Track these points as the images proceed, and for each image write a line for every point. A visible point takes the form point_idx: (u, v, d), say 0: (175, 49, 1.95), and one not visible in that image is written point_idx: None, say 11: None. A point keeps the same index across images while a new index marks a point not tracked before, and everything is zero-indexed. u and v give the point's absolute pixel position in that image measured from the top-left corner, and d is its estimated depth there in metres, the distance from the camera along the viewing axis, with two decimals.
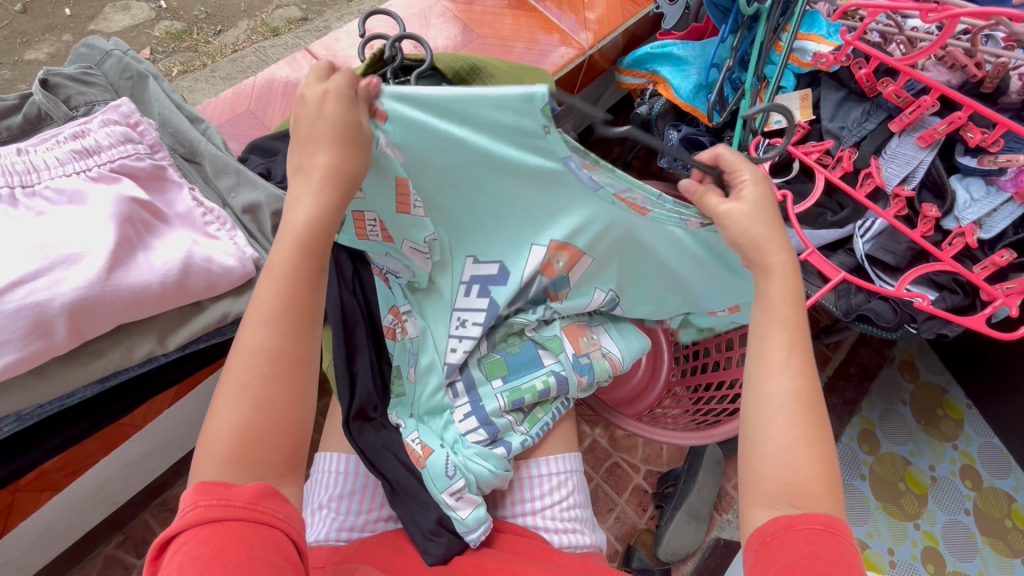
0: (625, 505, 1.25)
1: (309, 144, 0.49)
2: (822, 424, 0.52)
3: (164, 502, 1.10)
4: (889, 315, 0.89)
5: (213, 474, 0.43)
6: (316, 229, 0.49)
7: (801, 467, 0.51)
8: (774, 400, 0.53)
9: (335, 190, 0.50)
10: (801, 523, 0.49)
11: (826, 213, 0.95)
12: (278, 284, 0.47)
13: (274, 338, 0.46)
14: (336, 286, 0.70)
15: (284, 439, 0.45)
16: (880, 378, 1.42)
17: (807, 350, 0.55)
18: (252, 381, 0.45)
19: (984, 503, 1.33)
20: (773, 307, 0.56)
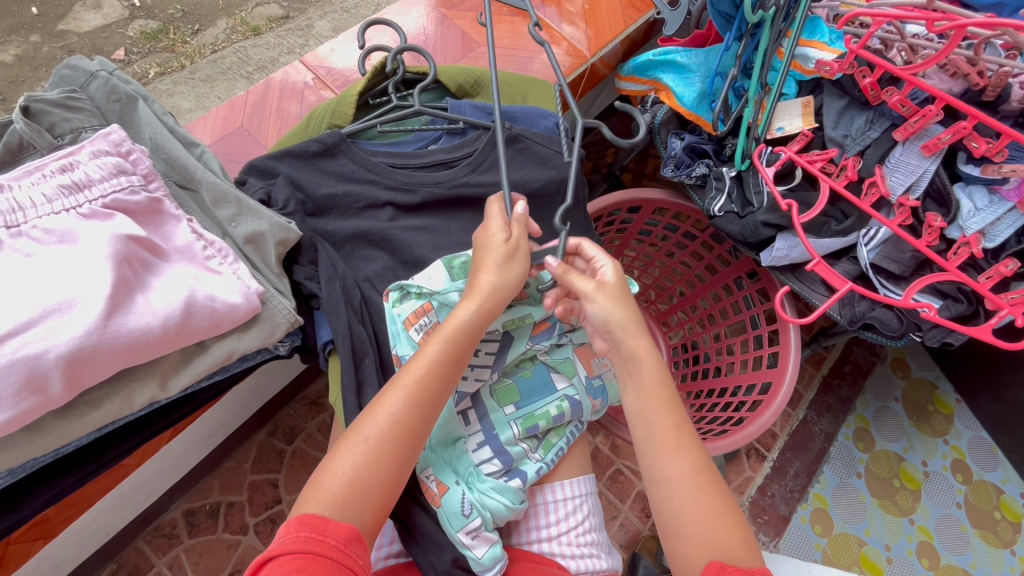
0: (628, 511, 1.25)
1: (480, 263, 0.59)
2: (721, 486, 0.58)
3: (158, 528, 1.09)
4: (894, 325, 0.89)
5: (316, 509, 0.49)
6: (467, 328, 0.58)
7: (716, 531, 0.56)
8: (675, 483, 0.58)
9: (494, 301, 0.59)
10: (731, 569, 0.52)
11: (831, 221, 0.94)
12: (424, 372, 0.56)
13: (404, 411, 0.54)
14: (345, 314, 0.62)
15: (378, 493, 0.52)
16: (873, 376, 1.45)
17: (688, 427, 0.61)
18: (374, 440, 0.52)
19: (974, 497, 1.35)
20: (649, 393, 0.62)
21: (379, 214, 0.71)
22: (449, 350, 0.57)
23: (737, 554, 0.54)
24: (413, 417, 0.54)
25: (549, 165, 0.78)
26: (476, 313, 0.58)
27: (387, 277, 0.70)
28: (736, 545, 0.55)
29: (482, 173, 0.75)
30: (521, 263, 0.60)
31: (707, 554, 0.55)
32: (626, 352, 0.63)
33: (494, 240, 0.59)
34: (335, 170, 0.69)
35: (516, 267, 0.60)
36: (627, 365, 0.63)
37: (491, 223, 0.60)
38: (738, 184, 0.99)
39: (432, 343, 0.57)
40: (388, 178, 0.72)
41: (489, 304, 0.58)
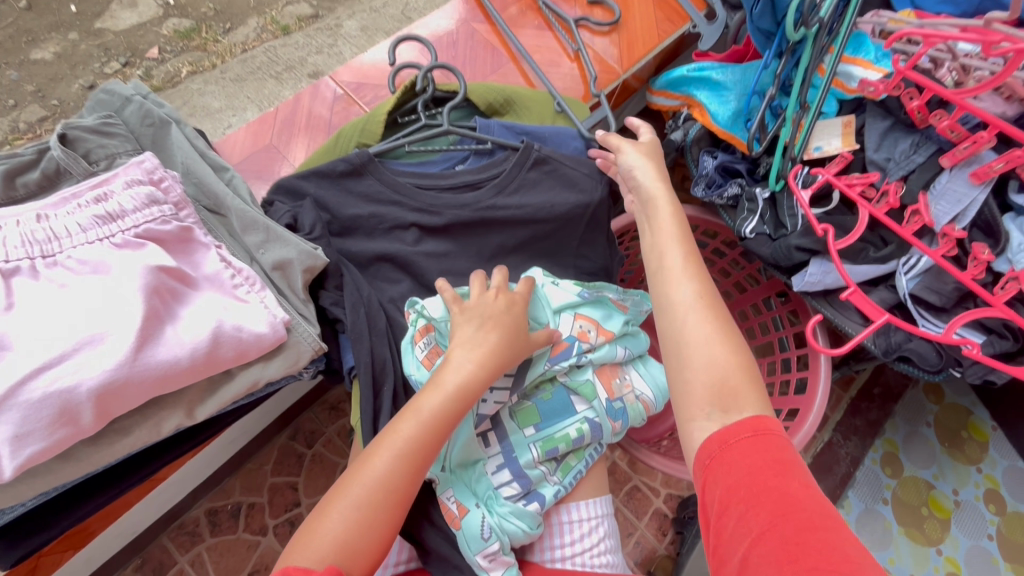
0: (645, 529, 1.25)
1: (489, 320, 0.64)
2: (728, 320, 0.58)
3: (181, 526, 1.13)
4: (932, 358, 0.86)
5: (301, 562, 0.48)
6: (462, 388, 0.58)
7: (717, 365, 0.55)
8: (679, 307, 0.59)
9: (491, 362, 0.61)
10: (733, 436, 0.50)
11: (869, 247, 0.90)
12: (417, 426, 0.56)
13: (394, 473, 0.53)
14: (366, 338, 0.61)
15: (367, 555, 0.50)
16: (904, 400, 1.41)
17: (700, 263, 0.63)
18: (365, 503, 0.51)
19: (1008, 529, 1.29)
20: (664, 232, 0.65)
21: (404, 236, 0.71)
22: (446, 407, 0.57)
23: (737, 384, 0.53)
24: (403, 479, 0.53)
25: (576, 188, 0.79)
26: (477, 369, 0.60)
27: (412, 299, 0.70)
28: (737, 381, 0.53)
29: (508, 196, 0.76)
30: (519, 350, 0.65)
31: (708, 388, 0.54)
32: (644, 194, 0.69)
33: (499, 309, 0.65)
34: (362, 191, 0.69)
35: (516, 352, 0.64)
36: (651, 208, 0.68)
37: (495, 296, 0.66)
38: (771, 205, 0.97)
39: (426, 396, 0.57)
40: (414, 199, 0.71)
41: (492, 362, 0.61)
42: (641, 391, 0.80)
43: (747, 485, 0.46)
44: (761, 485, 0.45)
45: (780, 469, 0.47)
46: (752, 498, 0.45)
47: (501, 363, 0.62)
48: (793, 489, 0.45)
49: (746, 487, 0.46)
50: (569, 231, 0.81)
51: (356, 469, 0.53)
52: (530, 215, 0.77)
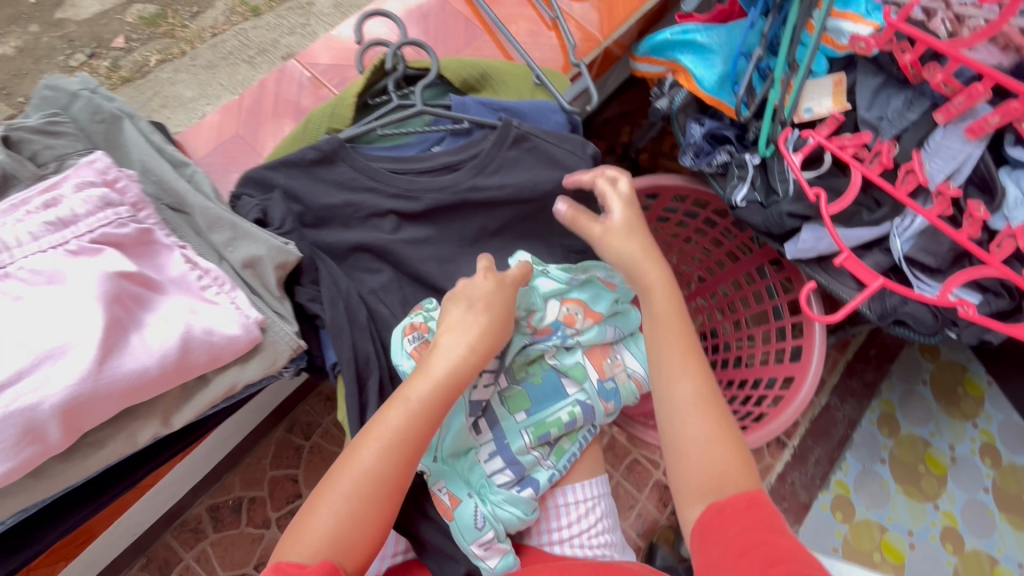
0: (646, 500, 1.27)
1: (476, 304, 0.61)
2: (727, 418, 0.59)
3: (184, 523, 1.13)
4: (927, 321, 0.85)
5: (295, 559, 0.48)
6: (450, 373, 0.57)
7: (715, 461, 0.56)
8: (680, 405, 0.59)
9: (481, 344, 0.59)
10: (728, 505, 0.52)
11: (863, 211, 0.88)
12: (405, 416, 0.54)
13: (383, 465, 0.52)
14: (348, 333, 0.59)
15: (361, 544, 0.51)
16: (900, 360, 1.41)
17: (699, 356, 0.63)
18: (355, 497, 0.51)
19: (1003, 481, 1.30)
20: (663, 323, 0.64)
21: (382, 223, 0.68)
22: (434, 396, 0.55)
23: (731, 481, 0.54)
24: (393, 469, 0.52)
25: (559, 165, 0.76)
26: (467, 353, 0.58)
27: (394, 289, 0.68)
28: (734, 478, 0.55)
29: (488, 176, 0.73)
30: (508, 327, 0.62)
31: (706, 485, 0.55)
32: (639, 281, 0.67)
33: (486, 289, 0.62)
34: (334, 178, 0.66)
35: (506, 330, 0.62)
36: (645, 293, 0.67)
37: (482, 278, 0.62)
38: (763, 171, 0.94)
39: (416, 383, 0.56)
40: (390, 185, 0.69)
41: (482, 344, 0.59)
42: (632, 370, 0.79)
43: (743, 545, 0.48)
44: (755, 544, 0.48)
45: (773, 531, 0.49)
46: (748, 554, 0.47)
47: (491, 341, 0.60)
48: (784, 543, 0.48)
49: (741, 545, 0.48)
50: (554, 209, 0.78)
51: (345, 462, 0.53)
52: (512, 195, 0.74)
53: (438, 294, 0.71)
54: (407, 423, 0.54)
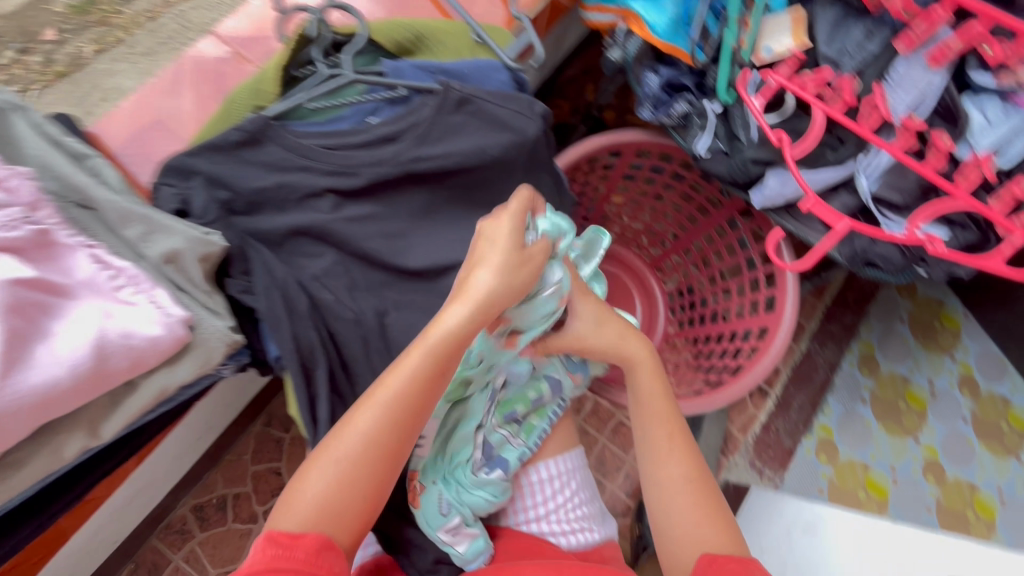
0: (633, 461, 1.28)
1: (480, 260, 0.60)
2: (714, 496, 0.65)
3: (169, 526, 1.12)
4: (896, 259, 0.84)
5: (286, 527, 0.49)
6: (448, 335, 0.56)
7: (702, 529, 0.62)
8: (668, 487, 0.66)
9: (485, 302, 0.58)
10: (721, 557, 0.58)
11: (827, 150, 0.85)
12: (402, 382, 0.55)
13: (378, 430, 0.53)
14: (287, 325, 0.57)
15: (352, 511, 0.51)
16: (877, 301, 1.42)
17: (684, 435, 0.69)
18: (347, 462, 0.52)
19: (980, 410, 1.30)
20: (649, 409, 0.71)
21: (319, 204, 0.64)
22: (429, 360, 0.55)
23: (717, 542, 0.61)
24: (388, 434, 0.53)
25: (507, 127, 0.72)
26: (467, 316, 0.58)
27: (338, 272, 0.64)
28: (720, 538, 0.61)
29: (431, 145, 0.68)
30: (519, 275, 0.60)
31: (695, 546, 0.62)
32: (623, 359, 0.73)
33: (496, 244, 0.60)
34: (262, 159, 0.62)
35: (519, 277, 0.60)
36: (630, 373, 0.73)
37: (495, 225, 0.62)
38: (724, 119, 0.91)
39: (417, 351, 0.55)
40: (325, 161, 0.64)
41: (483, 304, 0.58)
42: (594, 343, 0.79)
43: None
44: None
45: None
46: None
47: (500, 297, 0.59)
48: None
49: None
50: (506, 175, 0.74)
51: (339, 428, 0.53)
52: (459, 163, 0.69)
53: (388, 273, 0.68)
54: (404, 389, 0.55)
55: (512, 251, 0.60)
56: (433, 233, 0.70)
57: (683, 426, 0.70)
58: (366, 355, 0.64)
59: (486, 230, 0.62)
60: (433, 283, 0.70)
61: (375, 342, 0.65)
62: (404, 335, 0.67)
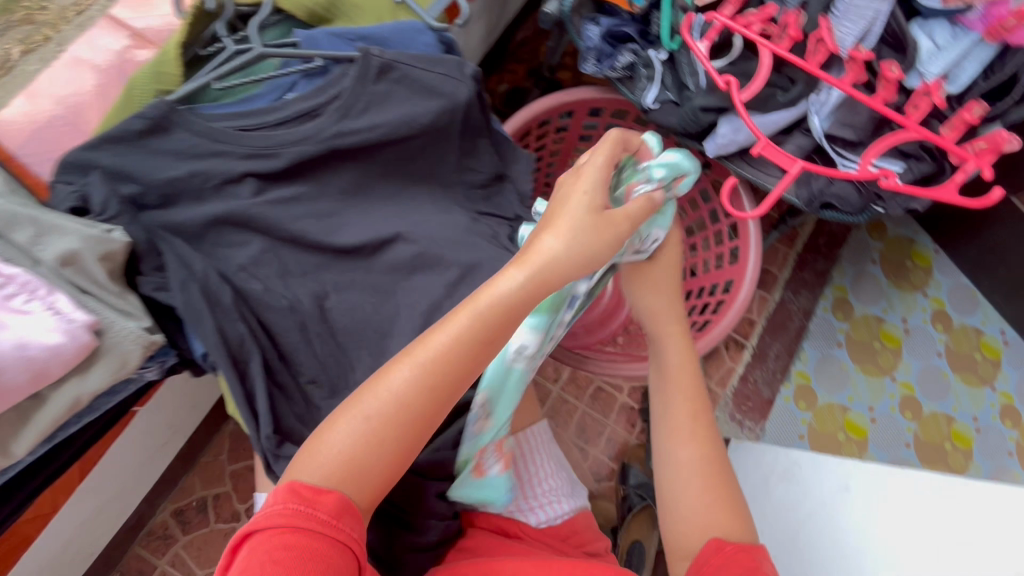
0: (614, 425, 1.28)
1: (547, 222, 0.52)
2: (728, 485, 0.65)
3: (151, 532, 1.11)
4: (854, 199, 0.82)
5: (307, 479, 0.44)
6: (498, 305, 0.50)
7: (709, 511, 0.62)
8: (684, 465, 0.65)
9: (548, 270, 0.51)
10: (728, 544, 0.58)
11: (777, 92, 0.82)
12: (453, 345, 0.49)
13: (412, 394, 0.47)
14: (210, 318, 0.54)
15: (376, 474, 0.46)
16: (848, 244, 1.40)
17: (708, 422, 0.69)
18: (376, 419, 0.47)
19: (955, 343, 1.33)
20: (675, 387, 0.71)
21: (239, 190, 0.60)
22: (480, 325, 0.49)
23: (725, 529, 0.61)
24: (424, 402, 0.47)
25: (435, 92, 0.68)
26: (523, 285, 0.51)
27: (266, 260, 0.61)
28: (731, 525, 0.61)
29: (355, 118, 0.64)
30: (585, 236, 0.52)
31: (701, 530, 0.61)
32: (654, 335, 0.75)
33: (577, 198, 0.53)
34: (171, 148, 0.58)
35: (591, 239, 0.52)
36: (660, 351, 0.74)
37: (585, 168, 0.55)
38: (671, 67, 0.88)
39: (468, 312, 0.49)
40: (240, 144, 0.60)
41: (543, 275, 0.51)
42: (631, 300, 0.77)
43: None
44: None
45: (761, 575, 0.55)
46: None
47: (564, 270, 0.51)
48: None
49: None
50: (442, 144, 0.70)
51: (372, 379, 0.49)
52: (387, 135, 0.65)
53: (324, 253, 0.64)
54: (451, 359, 0.48)
55: (589, 205, 0.53)
56: (368, 211, 0.67)
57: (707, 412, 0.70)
58: (306, 343, 0.62)
59: (563, 181, 0.55)
60: (371, 260, 0.66)
61: (315, 327, 0.62)
62: (345, 322, 0.64)
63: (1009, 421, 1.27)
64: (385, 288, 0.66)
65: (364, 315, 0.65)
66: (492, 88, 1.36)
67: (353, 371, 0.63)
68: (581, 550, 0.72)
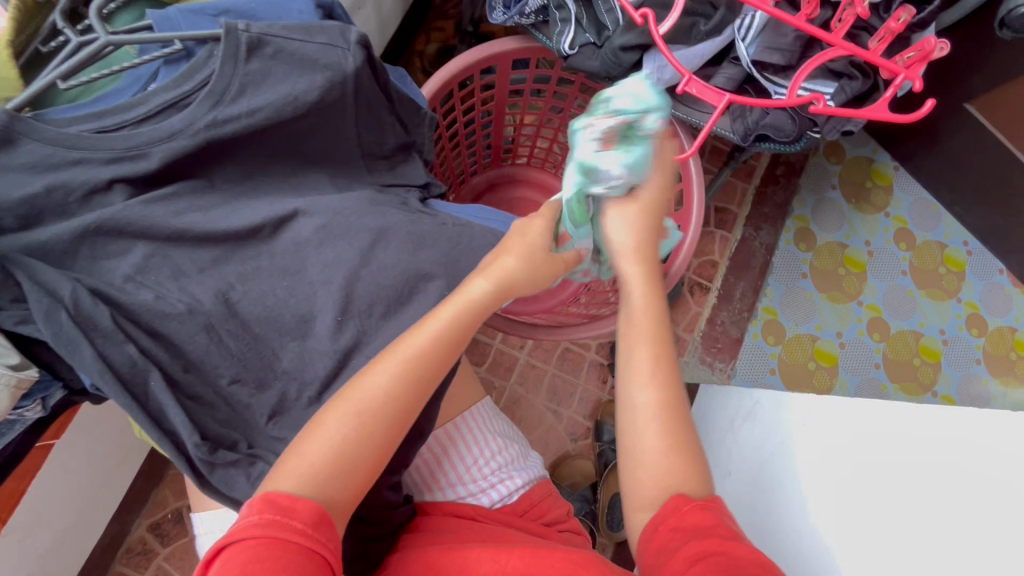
0: (585, 383, 1.27)
1: (504, 250, 0.63)
2: (691, 434, 0.55)
3: (129, 550, 1.09)
4: (787, 127, 0.79)
5: (285, 489, 0.44)
6: (472, 306, 0.57)
7: (667, 461, 0.53)
8: (642, 410, 0.56)
9: (504, 286, 0.60)
10: (686, 504, 0.50)
11: (699, 22, 0.78)
12: (429, 339, 0.54)
13: (396, 386, 0.51)
14: (87, 344, 0.51)
15: (364, 467, 0.48)
16: (806, 170, 1.36)
17: (670, 362, 0.58)
18: (365, 414, 0.49)
19: (919, 260, 1.31)
20: (638, 325, 0.61)
21: (110, 198, 0.55)
22: (457, 322, 0.56)
23: (691, 483, 0.52)
24: (407, 391, 0.51)
25: (319, 65, 0.62)
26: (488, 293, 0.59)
27: (155, 265, 0.56)
28: (695, 473, 0.53)
29: (231, 104, 0.58)
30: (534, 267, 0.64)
31: (661, 479, 0.53)
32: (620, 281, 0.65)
33: (530, 235, 0.65)
34: (22, 162, 0.52)
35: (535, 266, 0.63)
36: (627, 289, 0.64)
37: (533, 223, 0.67)
38: (587, 6, 0.82)
39: (445, 310, 0.56)
40: (100, 149, 0.54)
41: (501, 286, 0.60)
42: (604, 231, 0.67)
43: (692, 553, 0.46)
44: (705, 559, 0.45)
45: (726, 540, 0.46)
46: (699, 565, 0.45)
47: (516, 286, 0.62)
48: (744, 553, 0.45)
49: (695, 557, 0.46)
50: (336, 120, 0.65)
51: (357, 377, 0.51)
52: (271, 119, 0.59)
53: (218, 249, 0.59)
54: (424, 355, 0.53)
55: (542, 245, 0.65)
56: (266, 203, 0.62)
57: (672, 355, 0.59)
58: (217, 343, 0.57)
59: (522, 228, 0.66)
60: (272, 244, 0.61)
61: (223, 324, 0.57)
62: (256, 310, 0.59)
63: (975, 330, 1.28)
64: (294, 267, 0.61)
65: (277, 300, 0.60)
66: (420, 49, 1.27)
67: (277, 360, 0.60)
68: (540, 521, 0.71)
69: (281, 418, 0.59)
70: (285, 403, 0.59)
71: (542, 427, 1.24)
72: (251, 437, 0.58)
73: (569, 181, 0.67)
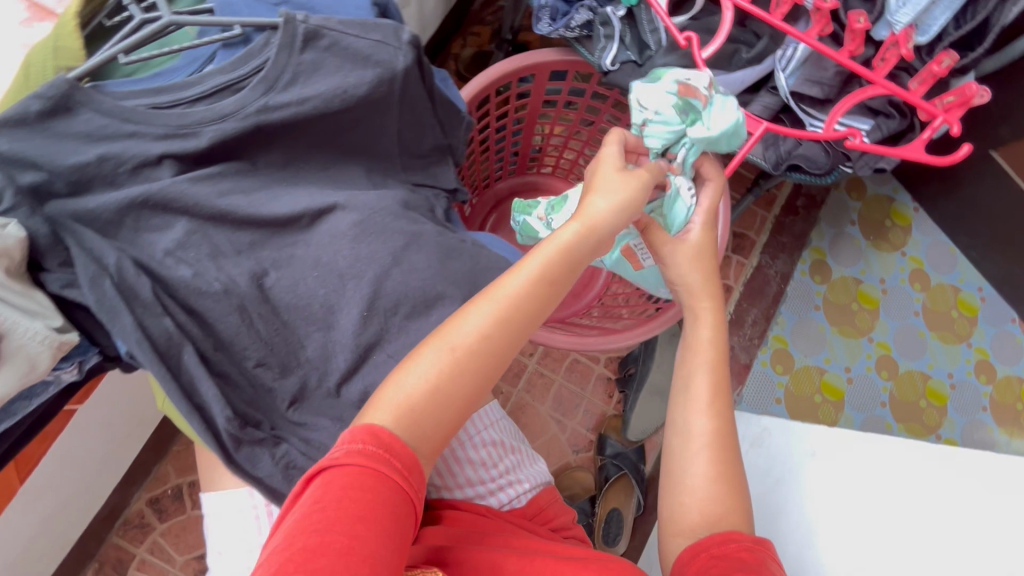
0: (592, 395, 1.27)
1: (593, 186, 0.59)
2: (735, 465, 0.58)
3: (127, 522, 1.09)
4: (820, 160, 0.80)
5: (384, 424, 0.46)
6: (571, 250, 0.54)
7: (714, 489, 0.56)
8: (693, 438, 0.58)
9: (600, 228, 0.56)
10: (733, 540, 0.52)
11: (741, 48, 0.80)
12: (524, 286, 0.52)
13: (489, 328, 0.51)
14: (128, 314, 0.52)
15: (455, 407, 0.49)
16: (828, 204, 1.37)
17: (724, 394, 0.60)
18: (460, 353, 0.50)
19: (933, 302, 1.31)
20: (698, 352, 0.62)
21: (158, 173, 0.56)
22: (551, 265, 0.53)
23: (741, 521, 0.55)
24: (498, 335, 0.51)
25: (370, 61, 0.63)
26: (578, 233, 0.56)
27: (195, 242, 0.57)
28: (734, 506, 0.55)
29: (282, 92, 0.59)
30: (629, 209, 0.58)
31: (705, 516, 0.55)
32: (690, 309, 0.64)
33: (611, 169, 0.59)
34: (78, 130, 0.53)
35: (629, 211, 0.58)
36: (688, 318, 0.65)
37: (606, 154, 0.61)
38: (630, 25, 0.85)
39: (537, 257, 0.54)
40: (154, 124, 0.55)
41: (595, 228, 0.56)
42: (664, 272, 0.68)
43: None
44: None
45: None
46: None
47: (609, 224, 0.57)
48: None
49: None
50: (381, 117, 0.67)
51: (447, 319, 0.52)
52: (321, 109, 0.61)
53: (257, 232, 0.60)
54: (519, 306, 0.52)
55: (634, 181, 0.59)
56: (306, 192, 0.63)
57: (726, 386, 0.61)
58: (248, 325, 0.58)
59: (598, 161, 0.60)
60: (309, 233, 0.62)
61: (256, 307, 0.58)
62: (287, 296, 0.59)
63: (983, 376, 1.28)
64: (327, 258, 0.61)
65: (307, 290, 0.60)
66: (456, 52, 1.29)
67: (303, 347, 0.60)
68: (547, 526, 0.71)
69: (302, 405, 0.60)
70: (306, 391, 0.60)
71: (545, 436, 1.24)
72: (273, 419, 0.59)
73: (660, 96, 0.61)
